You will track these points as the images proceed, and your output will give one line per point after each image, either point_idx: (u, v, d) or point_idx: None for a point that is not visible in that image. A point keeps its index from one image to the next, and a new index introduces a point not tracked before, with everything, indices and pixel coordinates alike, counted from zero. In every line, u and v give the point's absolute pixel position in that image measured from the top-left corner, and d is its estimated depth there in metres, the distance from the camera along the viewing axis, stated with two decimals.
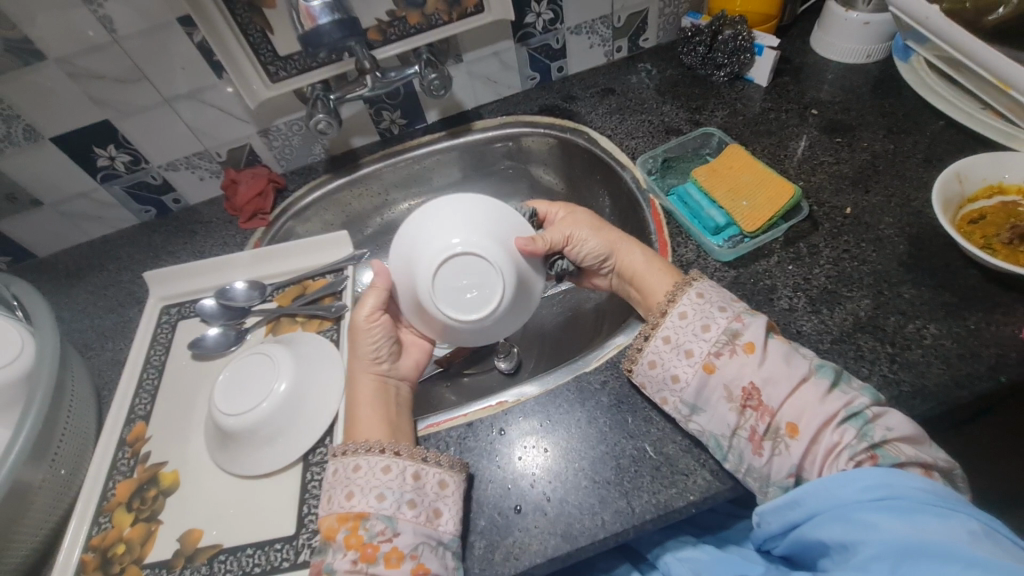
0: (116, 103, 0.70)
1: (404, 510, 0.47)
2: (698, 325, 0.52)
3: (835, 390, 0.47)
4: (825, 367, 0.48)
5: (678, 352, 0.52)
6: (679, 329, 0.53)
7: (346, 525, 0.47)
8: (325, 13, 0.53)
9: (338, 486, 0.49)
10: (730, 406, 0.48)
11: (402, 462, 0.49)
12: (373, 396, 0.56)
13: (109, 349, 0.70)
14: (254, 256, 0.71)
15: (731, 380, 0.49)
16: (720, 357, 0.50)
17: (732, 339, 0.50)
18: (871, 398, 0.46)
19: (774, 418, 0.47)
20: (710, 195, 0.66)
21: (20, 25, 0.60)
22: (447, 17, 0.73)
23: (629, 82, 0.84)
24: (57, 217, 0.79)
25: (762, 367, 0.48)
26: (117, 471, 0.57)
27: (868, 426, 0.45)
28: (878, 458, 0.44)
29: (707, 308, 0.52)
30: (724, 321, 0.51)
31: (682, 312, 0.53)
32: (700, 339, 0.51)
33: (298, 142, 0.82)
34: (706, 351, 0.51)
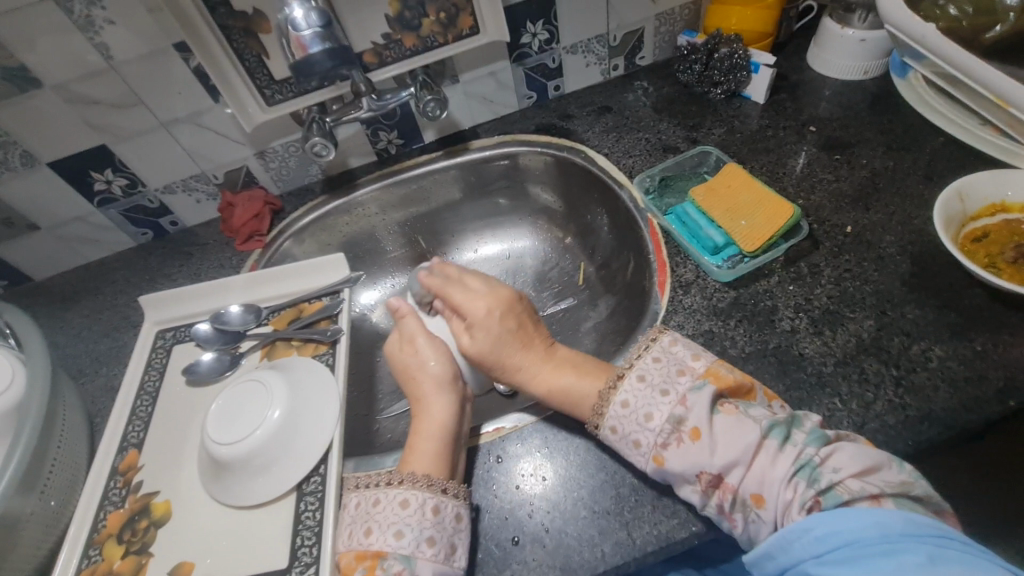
0: (112, 128, 0.70)
1: (422, 548, 0.46)
2: (641, 415, 0.49)
3: (785, 446, 0.45)
4: (776, 424, 0.46)
5: (627, 443, 0.49)
6: (623, 419, 0.49)
7: (363, 563, 0.46)
8: (316, 42, 0.53)
9: (359, 522, 0.49)
10: (693, 487, 0.46)
11: (422, 495, 0.48)
12: (437, 427, 0.54)
13: (104, 375, 0.70)
14: (249, 279, 0.71)
15: (683, 469, 0.46)
16: (668, 448, 0.47)
17: (677, 427, 0.47)
18: (815, 449, 0.44)
19: (737, 492, 0.45)
20: (708, 215, 0.65)
21: (16, 51, 0.60)
22: (443, 39, 0.73)
23: (626, 100, 0.84)
24: (54, 241, 0.78)
25: (713, 454, 0.45)
26: (107, 502, 0.56)
27: (815, 473, 0.43)
28: (824, 501, 0.42)
29: (649, 394, 0.49)
30: (667, 407, 0.48)
31: (624, 401, 0.50)
32: (646, 429, 0.48)
33: (294, 164, 0.82)
34: (654, 443, 0.47)
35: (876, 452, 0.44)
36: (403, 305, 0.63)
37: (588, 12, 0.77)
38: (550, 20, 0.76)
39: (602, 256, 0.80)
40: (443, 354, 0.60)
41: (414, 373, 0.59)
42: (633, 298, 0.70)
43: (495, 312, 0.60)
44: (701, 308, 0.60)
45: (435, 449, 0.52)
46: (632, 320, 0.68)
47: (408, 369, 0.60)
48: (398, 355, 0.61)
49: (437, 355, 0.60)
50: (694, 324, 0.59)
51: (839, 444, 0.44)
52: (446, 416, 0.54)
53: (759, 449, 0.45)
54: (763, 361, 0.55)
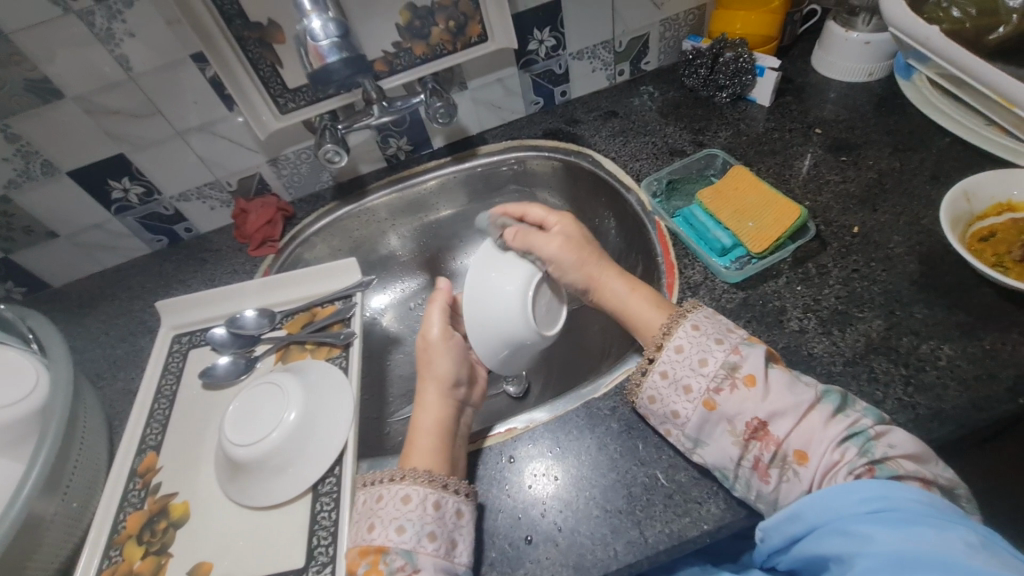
0: (130, 137, 0.71)
1: (424, 544, 0.46)
2: (695, 360, 0.50)
3: (840, 414, 0.46)
4: (830, 392, 0.47)
5: (677, 388, 0.50)
6: (676, 364, 0.51)
7: (367, 559, 0.47)
8: (333, 52, 0.54)
9: (364, 518, 0.49)
10: (733, 439, 0.47)
11: (424, 491, 0.49)
12: (432, 423, 0.55)
13: (121, 380, 0.71)
14: (263, 284, 0.72)
15: (734, 415, 0.47)
16: (720, 393, 0.48)
17: (731, 372, 0.48)
18: (871, 420, 0.45)
19: (780, 445, 0.46)
20: (716, 217, 0.66)
21: (39, 63, 0.62)
22: (452, 47, 0.74)
23: (632, 105, 0.85)
24: (72, 248, 0.80)
25: (764, 399, 0.46)
26: (127, 503, 0.57)
27: (869, 443, 0.44)
28: (876, 471, 0.43)
29: (705, 341, 0.51)
30: (722, 353, 0.49)
31: (679, 345, 0.51)
32: (699, 374, 0.49)
33: (306, 171, 0.83)
34: (706, 388, 0.49)
35: (924, 441, 0.44)
36: (441, 289, 0.64)
37: (595, 19, 0.79)
38: (557, 27, 0.78)
39: (610, 258, 0.81)
40: (450, 348, 0.60)
41: (422, 363, 0.60)
42: None
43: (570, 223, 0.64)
44: (710, 309, 0.60)
45: (431, 441, 0.54)
46: None
47: (416, 358, 0.61)
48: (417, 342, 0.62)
49: (431, 337, 0.61)
50: None
51: (892, 424, 0.45)
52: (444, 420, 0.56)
53: (811, 410, 0.46)
54: None
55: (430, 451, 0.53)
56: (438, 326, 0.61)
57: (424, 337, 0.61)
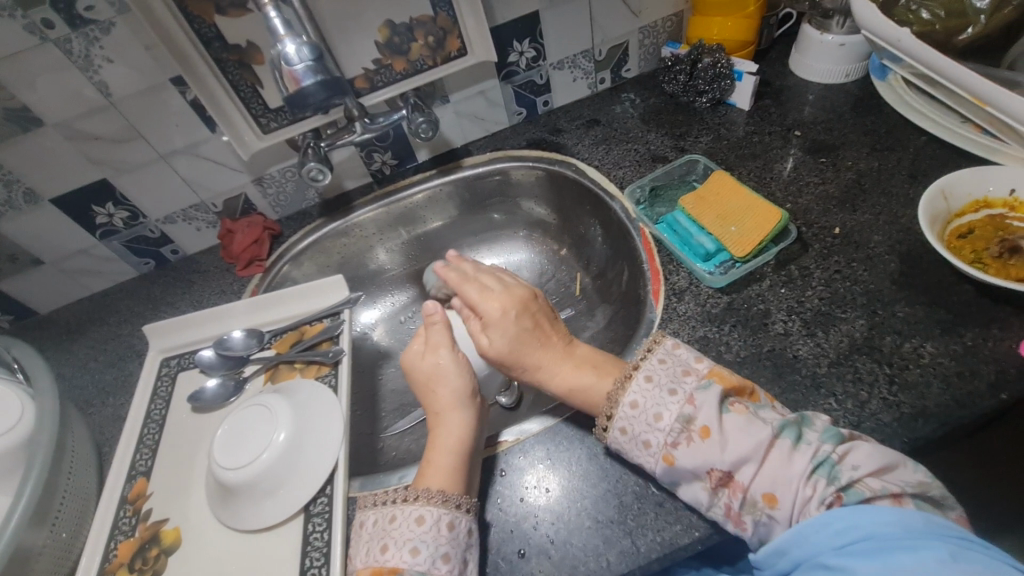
0: (113, 162, 0.71)
1: (438, 565, 0.46)
2: (650, 415, 0.49)
3: (800, 445, 0.45)
4: (787, 424, 0.46)
5: (637, 444, 0.49)
6: (632, 420, 0.49)
7: None
8: (309, 75, 0.54)
9: (376, 539, 0.49)
10: (701, 484, 0.46)
11: (437, 511, 0.48)
12: (451, 441, 0.54)
13: (111, 405, 0.71)
14: (250, 304, 0.72)
15: (694, 467, 0.46)
16: (678, 448, 0.47)
17: (687, 425, 0.47)
18: (832, 446, 0.44)
19: (748, 491, 0.45)
20: (699, 223, 0.67)
21: (18, 92, 0.62)
22: (432, 61, 0.75)
23: (614, 112, 0.86)
24: (57, 275, 0.80)
25: (724, 450, 0.45)
26: (118, 531, 0.56)
27: (834, 471, 0.43)
28: (845, 498, 0.42)
29: (658, 394, 0.49)
30: (677, 407, 0.48)
31: (633, 402, 0.50)
32: (655, 429, 0.48)
33: (291, 189, 0.83)
34: (663, 442, 0.47)
35: (892, 452, 0.44)
36: (434, 312, 0.61)
37: (573, 29, 0.79)
38: (536, 38, 0.78)
39: (598, 265, 0.81)
40: (460, 364, 0.59)
41: (431, 382, 0.59)
42: (629, 307, 0.71)
43: (509, 311, 0.59)
44: (696, 314, 0.61)
45: (450, 464, 0.52)
46: (629, 328, 0.69)
47: (425, 378, 0.59)
48: (419, 366, 0.60)
49: (442, 361, 0.59)
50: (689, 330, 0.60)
51: (855, 442, 0.45)
52: (464, 435, 0.55)
53: (770, 448, 0.45)
54: (758, 364, 0.56)
55: (446, 471, 0.52)
56: (446, 344, 0.60)
57: (430, 358, 0.60)
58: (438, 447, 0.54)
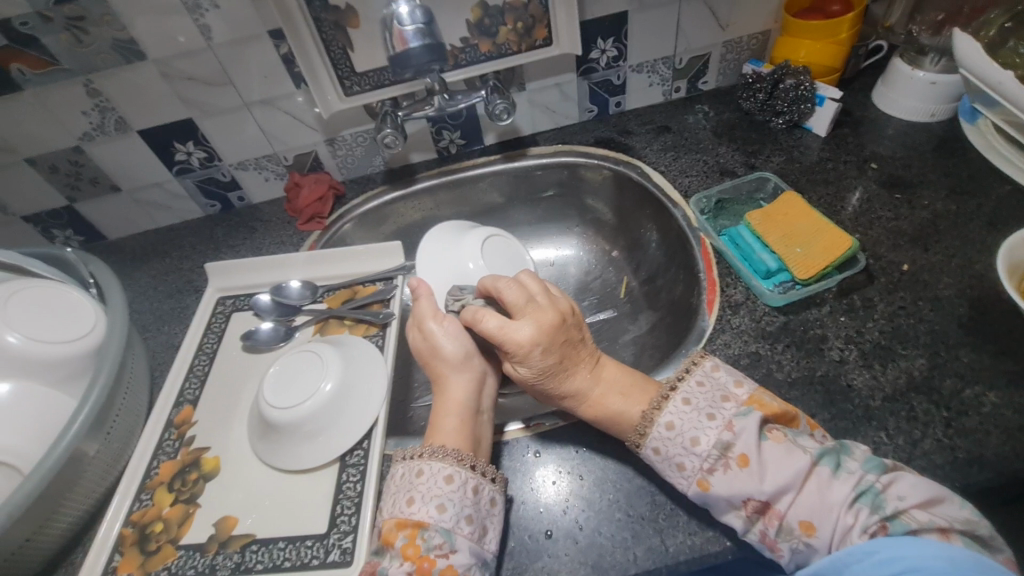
0: (202, 104, 0.74)
1: (461, 525, 0.46)
2: (687, 438, 0.47)
3: (839, 473, 0.43)
4: (825, 453, 0.44)
5: (670, 465, 0.48)
6: (667, 441, 0.48)
7: (404, 532, 0.46)
8: (416, 37, 0.58)
9: (403, 492, 0.48)
10: (736, 513, 0.45)
11: (463, 473, 0.48)
12: (453, 404, 0.55)
13: (165, 333, 0.74)
14: (309, 258, 0.74)
15: (729, 495, 0.45)
16: (714, 473, 0.45)
17: (724, 453, 0.46)
18: (876, 475, 0.43)
19: (784, 520, 0.43)
20: (763, 240, 0.66)
21: (128, 25, 0.65)
22: (517, 47, 0.76)
23: (686, 122, 0.86)
24: (131, 204, 0.84)
25: (762, 480, 0.44)
26: (161, 452, 0.59)
27: (879, 500, 0.42)
28: (890, 528, 0.40)
29: (695, 418, 0.47)
30: (714, 433, 0.46)
31: (668, 422, 0.48)
32: (691, 453, 0.47)
33: (360, 153, 0.85)
34: (699, 467, 0.46)
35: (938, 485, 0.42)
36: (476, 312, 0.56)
37: (659, 34, 0.79)
38: (620, 38, 0.79)
39: (648, 270, 0.81)
40: (450, 332, 0.59)
41: (428, 352, 0.59)
42: (678, 315, 0.70)
43: (550, 327, 0.54)
44: (749, 330, 0.60)
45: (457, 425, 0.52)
46: (677, 335, 0.68)
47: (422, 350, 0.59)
48: (415, 338, 0.60)
49: (432, 328, 0.59)
50: (741, 344, 0.60)
51: (897, 473, 0.43)
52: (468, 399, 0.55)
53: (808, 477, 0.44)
54: (808, 387, 0.55)
55: (455, 433, 0.52)
56: (432, 316, 0.60)
57: (420, 330, 0.60)
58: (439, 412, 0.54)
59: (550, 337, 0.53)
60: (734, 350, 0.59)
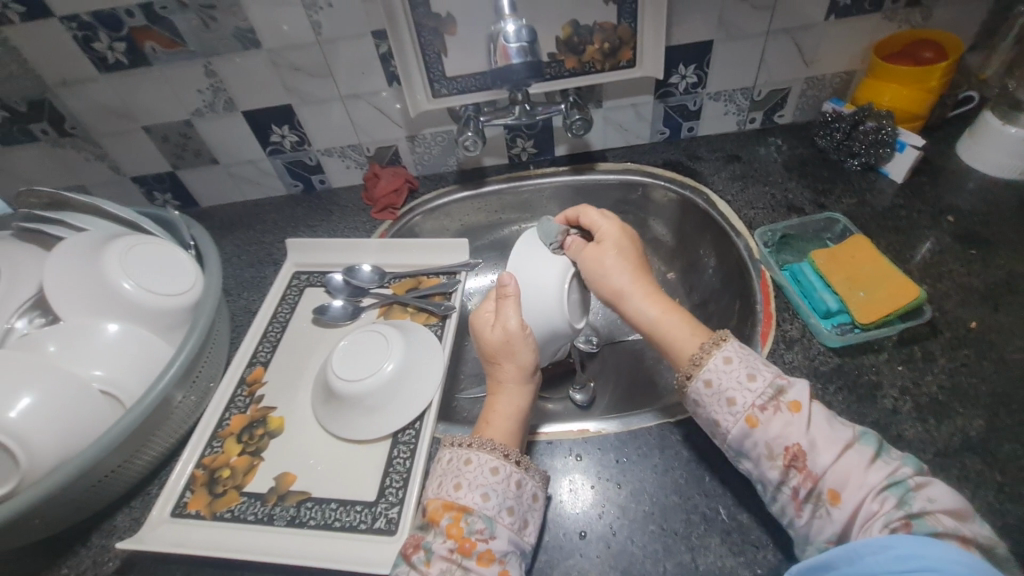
0: (302, 93, 0.81)
1: (504, 515, 0.49)
2: (743, 374, 0.49)
3: (877, 459, 0.45)
4: (868, 437, 0.47)
5: (720, 399, 0.49)
6: (721, 374, 0.50)
7: (450, 513, 0.49)
8: (518, 54, 0.62)
9: (449, 476, 0.51)
10: (772, 463, 0.46)
11: (508, 467, 0.51)
12: (511, 410, 0.57)
13: (244, 298, 0.80)
14: (381, 244, 0.79)
15: (773, 439, 0.46)
16: (764, 412, 0.47)
17: (776, 397, 0.48)
18: (910, 472, 0.44)
19: (817, 482, 0.45)
20: (826, 279, 0.66)
21: (250, 16, 0.72)
22: (600, 66, 0.78)
23: (757, 153, 0.87)
24: (225, 177, 0.91)
25: (806, 429, 0.46)
26: (233, 406, 0.65)
27: (908, 494, 0.42)
28: (914, 527, 0.41)
29: (752, 361, 0.50)
30: (769, 375, 0.49)
31: (726, 356, 0.51)
32: (744, 389, 0.49)
33: (436, 152, 0.90)
34: (750, 404, 0.48)
35: (966, 502, 0.43)
36: (510, 286, 0.60)
37: (741, 65, 0.81)
38: (702, 66, 0.80)
39: (702, 295, 0.82)
40: (528, 337, 0.59)
41: (497, 351, 0.59)
42: None
43: (625, 237, 0.63)
44: (802, 367, 0.61)
45: (512, 430, 0.56)
46: None
47: (493, 347, 0.60)
48: (488, 335, 0.60)
49: (510, 329, 0.59)
50: (791, 380, 0.60)
51: (931, 479, 0.44)
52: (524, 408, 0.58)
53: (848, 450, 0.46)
54: None
55: (507, 437, 0.55)
56: (515, 320, 0.59)
57: (497, 328, 0.60)
58: (499, 412, 0.57)
59: (619, 244, 0.62)
60: None
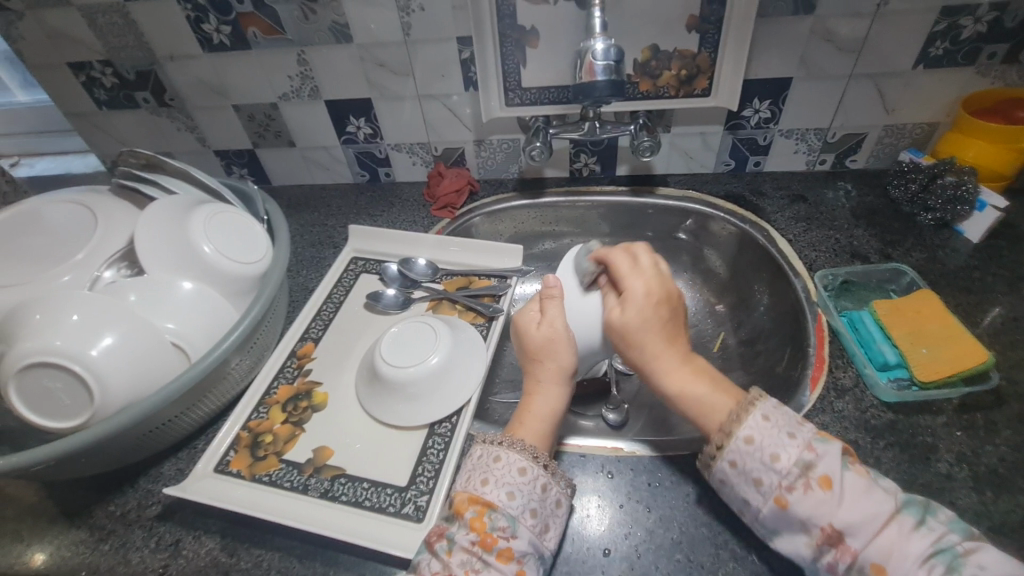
0: (383, 88, 0.84)
1: (526, 517, 0.49)
2: (766, 454, 0.46)
3: (919, 528, 0.43)
4: (910, 503, 0.45)
5: (746, 479, 0.47)
6: (745, 455, 0.47)
7: (475, 506, 0.49)
8: (604, 73, 0.64)
9: (478, 471, 0.52)
10: (807, 539, 0.45)
11: (535, 469, 0.51)
12: (546, 412, 0.57)
13: (301, 276, 0.84)
14: (438, 241, 0.81)
15: (808, 516, 0.44)
16: (792, 492, 0.45)
17: (805, 471, 0.45)
18: (958, 538, 0.43)
19: (857, 557, 0.43)
20: (887, 331, 0.64)
21: (347, 13, 0.76)
22: (674, 92, 0.79)
23: (824, 196, 0.85)
24: (299, 160, 0.96)
25: (841, 506, 0.44)
26: (282, 375, 0.68)
27: (957, 561, 0.41)
28: None
29: (775, 434, 0.47)
30: (795, 450, 0.46)
31: (747, 436, 0.47)
32: (770, 469, 0.46)
33: (500, 158, 0.92)
34: (777, 484, 0.45)
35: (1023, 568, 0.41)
36: (556, 287, 0.61)
37: (819, 105, 0.79)
38: (777, 102, 0.80)
39: (750, 332, 0.81)
40: (571, 341, 0.60)
41: (539, 351, 0.60)
42: (775, 384, 0.70)
43: (653, 298, 0.56)
44: (851, 417, 0.59)
45: (546, 433, 0.56)
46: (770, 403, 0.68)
47: (536, 346, 0.60)
48: (532, 333, 0.60)
49: (556, 330, 0.59)
50: (838, 429, 0.58)
51: (981, 545, 0.42)
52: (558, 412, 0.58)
53: (888, 521, 0.43)
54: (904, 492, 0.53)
55: (539, 438, 0.55)
56: (561, 323, 0.60)
57: (542, 328, 0.60)
58: (534, 413, 0.57)
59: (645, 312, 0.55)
60: (830, 433, 0.58)
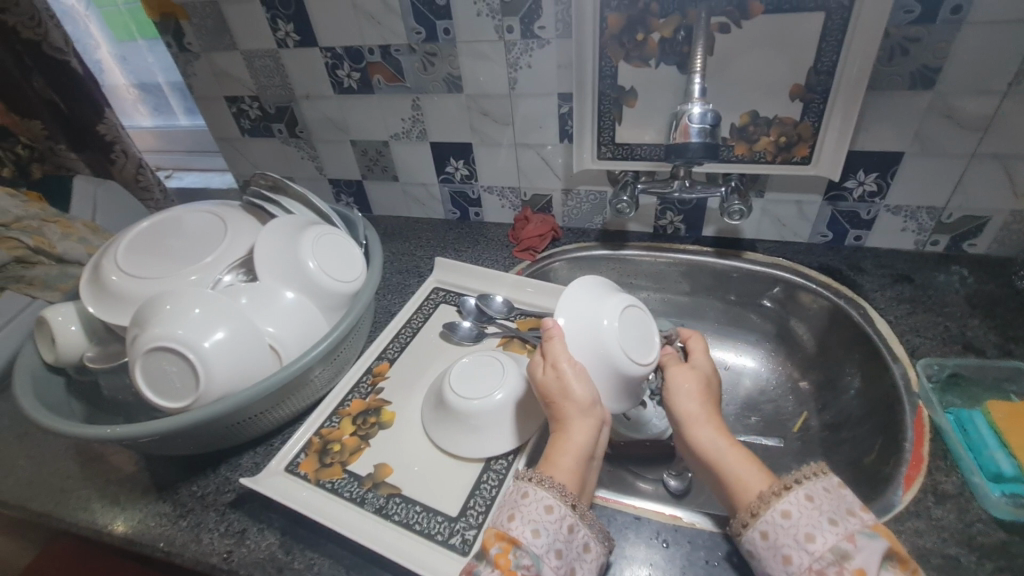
0: (483, 135, 0.91)
1: (551, 556, 0.48)
2: (802, 532, 0.44)
3: None
4: None
5: (775, 555, 0.45)
6: (778, 529, 0.45)
7: (500, 543, 0.49)
8: (698, 135, 0.65)
9: (505, 507, 0.52)
10: None
11: (564, 509, 0.50)
12: (576, 447, 0.55)
13: (386, 299, 0.89)
14: (516, 281, 0.84)
15: None
16: None
17: (840, 560, 0.42)
18: None
19: None
20: (1003, 439, 0.57)
21: (460, 67, 0.83)
22: (771, 158, 0.78)
23: (934, 279, 0.79)
24: (400, 194, 1.05)
25: None
26: (356, 390, 0.72)
27: None
28: None
29: (816, 517, 0.44)
30: (834, 536, 0.43)
31: (785, 510, 0.46)
32: (803, 549, 0.43)
33: (586, 208, 0.95)
34: (807, 565, 0.43)
35: None
36: (552, 326, 0.62)
37: (934, 183, 0.75)
38: (885, 176, 0.76)
39: (837, 416, 0.75)
40: (583, 379, 0.58)
41: (552, 394, 0.58)
42: (861, 478, 0.63)
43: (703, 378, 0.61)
44: (951, 528, 0.52)
45: (575, 469, 0.53)
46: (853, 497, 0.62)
47: (548, 389, 0.59)
48: (540, 376, 0.60)
49: (563, 369, 0.59)
50: (935, 540, 0.52)
51: None
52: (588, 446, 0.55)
53: None
54: None
55: (570, 475, 0.53)
56: (563, 358, 0.59)
57: (549, 370, 0.59)
58: (560, 449, 0.54)
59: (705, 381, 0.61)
60: (924, 542, 0.52)
